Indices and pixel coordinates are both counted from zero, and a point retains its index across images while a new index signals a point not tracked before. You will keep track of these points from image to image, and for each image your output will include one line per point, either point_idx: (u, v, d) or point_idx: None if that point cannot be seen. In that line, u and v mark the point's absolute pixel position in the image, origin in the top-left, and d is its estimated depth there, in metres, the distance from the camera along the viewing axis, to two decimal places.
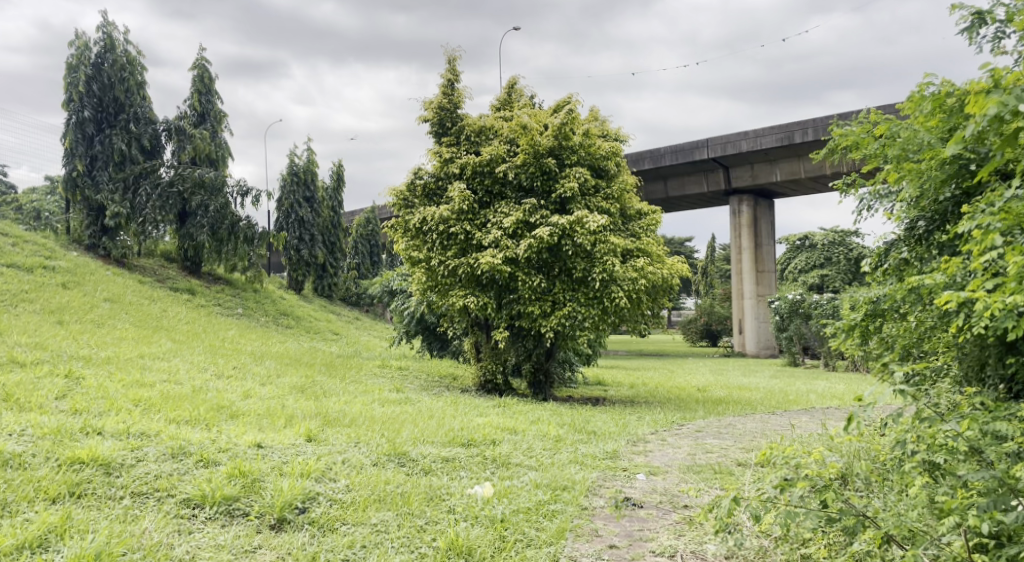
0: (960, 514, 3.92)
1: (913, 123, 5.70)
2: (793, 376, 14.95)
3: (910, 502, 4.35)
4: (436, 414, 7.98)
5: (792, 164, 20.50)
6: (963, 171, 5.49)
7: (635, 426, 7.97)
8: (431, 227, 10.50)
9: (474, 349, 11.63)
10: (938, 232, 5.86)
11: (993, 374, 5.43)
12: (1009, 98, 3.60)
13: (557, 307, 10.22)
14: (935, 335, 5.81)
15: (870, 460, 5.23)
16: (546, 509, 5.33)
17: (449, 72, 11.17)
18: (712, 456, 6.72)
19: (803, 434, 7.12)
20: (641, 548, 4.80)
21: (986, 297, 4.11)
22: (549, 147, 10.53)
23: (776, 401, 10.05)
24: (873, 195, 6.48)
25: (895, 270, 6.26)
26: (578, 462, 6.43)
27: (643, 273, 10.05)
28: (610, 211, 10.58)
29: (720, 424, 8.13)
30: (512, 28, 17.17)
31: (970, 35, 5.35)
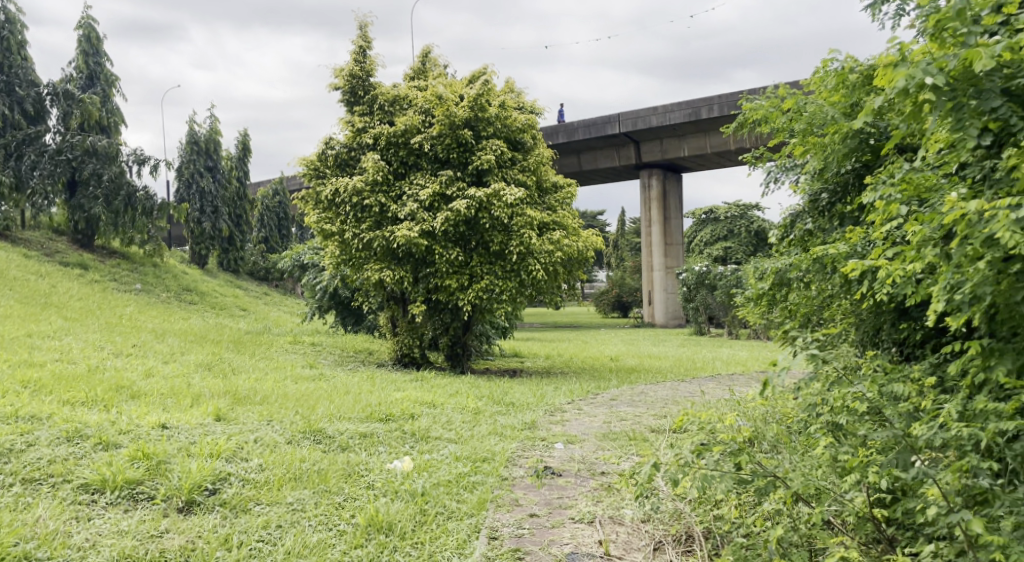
0: (861, 471, 4.10)
1: (819, 98, 5.89)
2: (701, 344, 15.45)
3: (815, 462, 4.55)
4: (353, 389, 7.86)
5: (699, 139, 21.03)
6: (864, 146, 5.70)
7: (552, 396, 8.04)
8: (344, 198, 10.23)
9: (390, 323, 11.44)
10: (840, 204, 6.13)
11: (887, 339, 5.72)
12: (916, 70, 3.66)
13: (474, 280, 10.18)
14: (837, 303, 6.09)
15: (778, 422, 5.41)
16: (466, 481, 5.32)
17: (360, 38, 10.88)
18: (627, 423, 6.86)
19: (711, 400, 7.36)
20: (560, 516, 4.85)
21: (888, 265, 4.28)
22: (465, 118, 10.40)
23: (685, 368, 10.39)
24: (779, 168, 6.71)
25: (799, 241, 6.54)
26: (497, 433, 6.45)
27: (559, 246, 10.16)
28: (526, 183, 10.59)
29: (634, 392, 8.29)
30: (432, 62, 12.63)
31: (874, 12, 5.51)
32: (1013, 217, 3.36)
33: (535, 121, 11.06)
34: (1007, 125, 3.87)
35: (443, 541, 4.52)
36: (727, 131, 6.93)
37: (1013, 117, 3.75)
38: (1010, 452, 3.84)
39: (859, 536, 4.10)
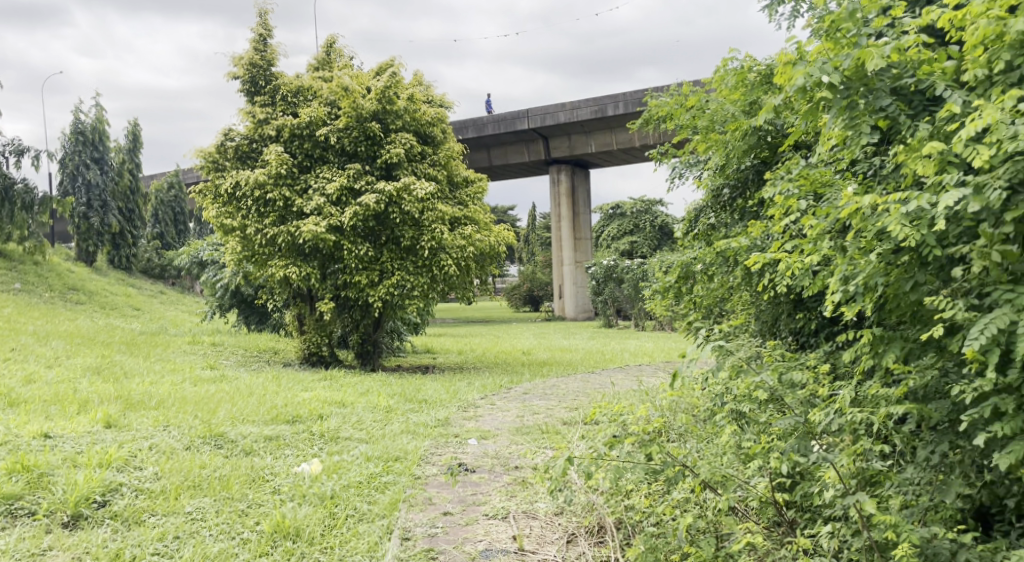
0: (763, 457, 4.21)
1: (721, 96, 6.04)
2: (609, 336, 15.74)
3: (721, 450, 4.64)
4: (257, 391, 7.60)
5: (605, 135, 21.39)
6: (763, 142, 5.87)
7: (465, 392, 7.99)
8: (245, 192, 9.90)
9: (296, 321, 11.15)
10: (741, 199, 6.35)
11: (785, 328, 5.93)
12: (814, 69, 3.81)
13: (385, 276, 10.02)
14: (739, 294, 6.26)
15: (686, 411, 5.53)
16: (378, 482, 5.23)
17: (260, 26, 10.54)
18: (540, 416, 6.88)
19: (620, 391, 7.47)
20: (474, 513, 4.82)
21: (788, 257, 4.43)
22: (372, 111, 10.23)
23: (595, 360, 10.55)
24: (684, 163, 6.89)
25: (703, 235, 6.72)
26: (410, 432, 6.36)
27: (471, 241, 10.14)
28: (437, 178, 10.52)
29: (545, 385, 8.34)
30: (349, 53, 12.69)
31: (771, 12, 5.68)
32: (904, 211, 3.50)
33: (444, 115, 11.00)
34: (894, 124, 4.03)
35: (354, 545, 4.41)
36: (634, 127, 7.03)
37: (900, 116, 3.90)
38: (900, 435, 4.02)
39: (763, 520, 4.20)
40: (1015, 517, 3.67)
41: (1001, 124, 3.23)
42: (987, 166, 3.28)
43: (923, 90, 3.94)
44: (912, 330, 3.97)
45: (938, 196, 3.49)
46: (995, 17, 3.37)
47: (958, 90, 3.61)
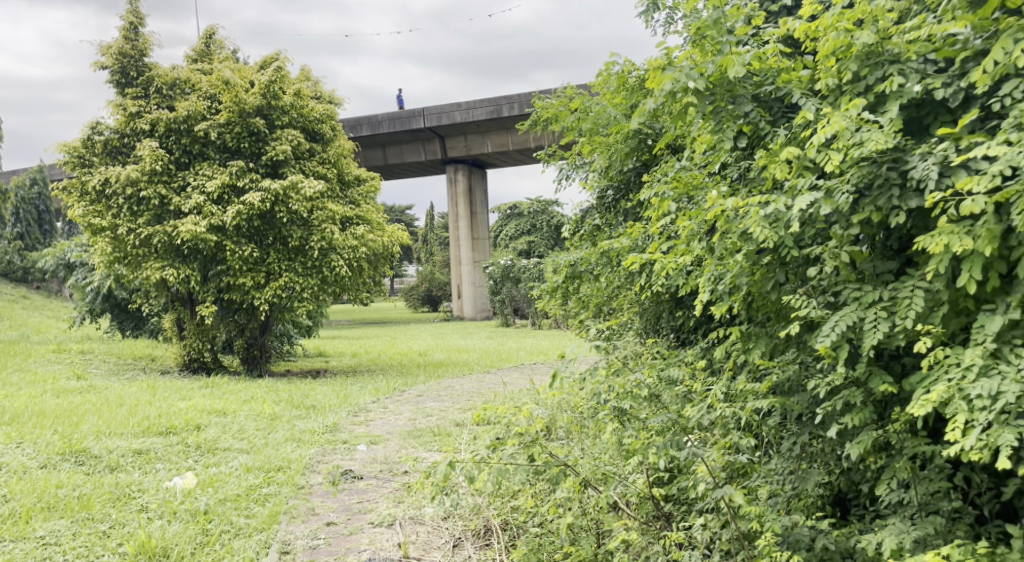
0: (643, 452, 4.25)
1: (604, 99, 6.17)
2: (505, 335, 15.86)
3: (605, 447, 4.69)
4: (127, 401, 7.28)
5: (502, 136, 21.58)
6: (643, 145, 6.02)
7: (356, 396, 7.88)
8: (117, 189, 9.53)
9: (175, 326, 10.76)
10: (624, 200, 6.56)
11: (667, 325, 6.08)
12: (681, 74, 3.93)
13: (272, 277, 9.78)
14: (622, 293, 6.40)
15: (571, 409, 5.63)
16: (258, 494, 5.09)
17: (131, 14, 10.14)
18: (432, 419, 6.86)
19: (512, 391, 7.52)
20: (358, 521, 4.75)
21: (663, 257, 4.58)
22: (256, 106, 9.97)
23: (491, 360, 10.58)
24: (571, 165, 7.01)
25: (590, 236, 6.86)
26: (295, 440, 6.22)
27: (363, 241, 10.04)
28: (327, 176, 10.39)
29: (439, 387, 8.32)
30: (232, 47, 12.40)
31: (647, 17, 5.83)
32: (763, 214, 3.68)
33: (333, 112, 10.88)
34: (757, 129, 4.25)
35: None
36: (521, 128, 7.09)
37: (762, 122, 4.13)
38: (768, 427, 4.21)
39: (642, 515, 4.27)
40: (868, 501, 3.93)
41: (848, 131, 3.49)
42: (837, 171, 3.56)
43: (781, 98, 4.20)
44: (776, 328, 4.18)
45: (793, 199, 3.71)
46: (843, 29, 3.66)
47: (812, 98, 3.88)
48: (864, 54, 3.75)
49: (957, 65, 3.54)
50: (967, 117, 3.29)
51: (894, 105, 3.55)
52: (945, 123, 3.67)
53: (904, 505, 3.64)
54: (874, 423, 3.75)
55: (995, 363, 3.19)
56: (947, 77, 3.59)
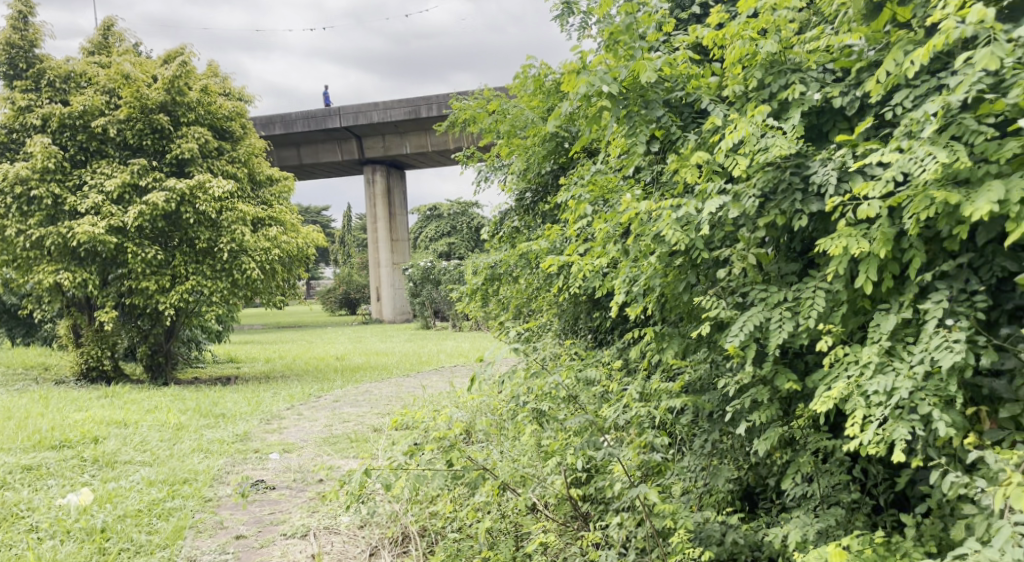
0: (561, 454, 4.26)
1: (520, 102, 6.21)
2: (425, 337, 15.77)
3: (522, 449, 4.69)
4: (18, 413, 6.92)
5: (421, 137, 21.48)
6: (560, 149, 6.09)
7: (268, 403, 7.69)
8: (5, 189, 9.05)
9: (72, 332, 10.30)
10: (542, 203, 6.63)
11: (585, 326, 6.16)
12: (595, 78, 3.96)
13: (178, 281, 9.44)
14: (540, 295, 6.44)
15: (490, 412, 5.62)
16: (161, 509, 4.91)
17: (20, 3, 9.67)
18: (349, 424, 6.75)
19: (431, 394, 7.47)
20: (270, 533, 4.63)
21: (579, 259, 4.63)
22: (160, 102, 9.63)
23: (410, 363, 10.49)
24: (489, 168, 7.03)
25: (509, 238, 6.89)
26: (202, 450, 6.03)
27: (276, 243, 9.86)
28: (236, 175, 10.15)
29: (357, 392, 8.19)
30: (134, 41, 11.98)
31: (563, 22, 5.88)
32: (675, 217, 3.76)
33: (243, 109, 10.63)
34: (668, 134, 4.35)
35: None
36: (438, 130, 7.05)
37: (672, 126, 4.22)
38: (681, 426, 4.30)
39: (560, 516, 4.29)
40: (775, 495, 4.06)
41: (753, 136, 3.61)
42: (744, 175, 3.67)
43: (691, 103, 4.31)
44: (688, 328, 4.29)
45: (703, 203, 3.80)
46: (748, 38, 3.80)
47: (720, 104, 4.00)
48: (768, 62, 3.91)
49: (853, 74, 3.71)
50: (862, 125, 3.44)
51: (796, 112, 3.69)
52: (843, 130, 3.84)
53: (808, 498, 3.77)
54: (779, 419, 3.88)
55: (890, 359, 3.35)
56: (844, 86, 3.76)
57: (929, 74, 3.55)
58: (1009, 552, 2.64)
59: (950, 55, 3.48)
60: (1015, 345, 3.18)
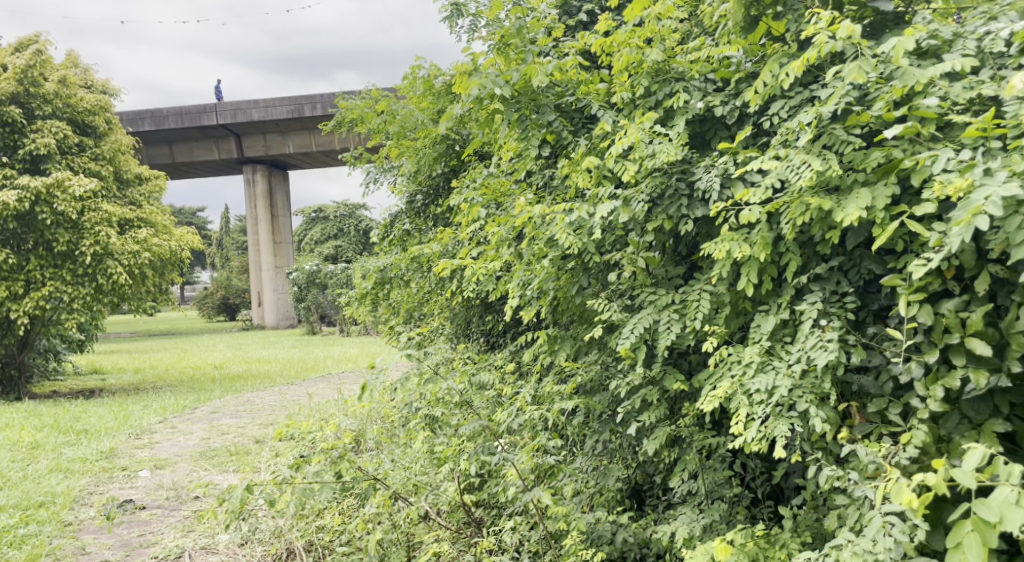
0: (454, 460, 4.20)
1: (410, 102, 6.14)
2: (310, 343, 15.35)
3: (414, 457, 4.62)
4: None
5: (304, 137, 20.95)
6: (450, 151, 6.08)
7: (138, 417, 7.26)
8: None
9: None
10: (433, 206, 6.60)
11: (477, 330, 6.15)
12: (487, 80, 3.93)
13: (33, 286, 8.86)
14: (432, 299, 6.38)
15: (379, 420, 5.51)
16: (12, 536, 4.53)
17: None
18: (228, 437, 6.47)
19: (318, 402, 7.27)
20: (140, 557, 4.37)
21: (473, 263, 4.63)
22: (11, 93, 8.99)
23: (295, 370, 10.17)
24: (378, 169, 6.91)
25: (399, 241, 6.78)
26: (62, 471, 5.62)
27: (146, 246, 9.32)
28: (100, 173, 9.57)
29: (238, 402, 7.86)
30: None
31: (452, 23, 5.85)
32: (568, 221, 3.80)
33: (107, 103, 10.04)
34: (559, 138, 4.41)
35: None
36: (324, 129, 6.88)
37: (563, 131, 4.29)
38: (573, 429, 4.33)
39: (452, 522, 4.25)
40: (663, 492, 4.16)
41: (642, 142, 3.68)
42: (633, 181, 3.74)
43: (581, 108, 4.38)
44: (580, 330, 4.37)
45: (595, 207, 3.86)
46: (635, 46, 3.88)
47: (609, 110, 4.08)
48: (653, 70, 4.01)
49: (732, 84, 3.86)
50: (743, 134, 3.57)
51: (681, 120, 3.80)
52: (724, 138, 3.99)
53: (694, 495, 3.87)
54: (667, 419, 3.98)
55: (770, 359, 3.49)
56: (724, 96, 3.90)
57: (802, 86, 3.73)
58: (881, 543, 2.76)
59: (820, 68, 3.66)
60: (881, 343, 3.36)
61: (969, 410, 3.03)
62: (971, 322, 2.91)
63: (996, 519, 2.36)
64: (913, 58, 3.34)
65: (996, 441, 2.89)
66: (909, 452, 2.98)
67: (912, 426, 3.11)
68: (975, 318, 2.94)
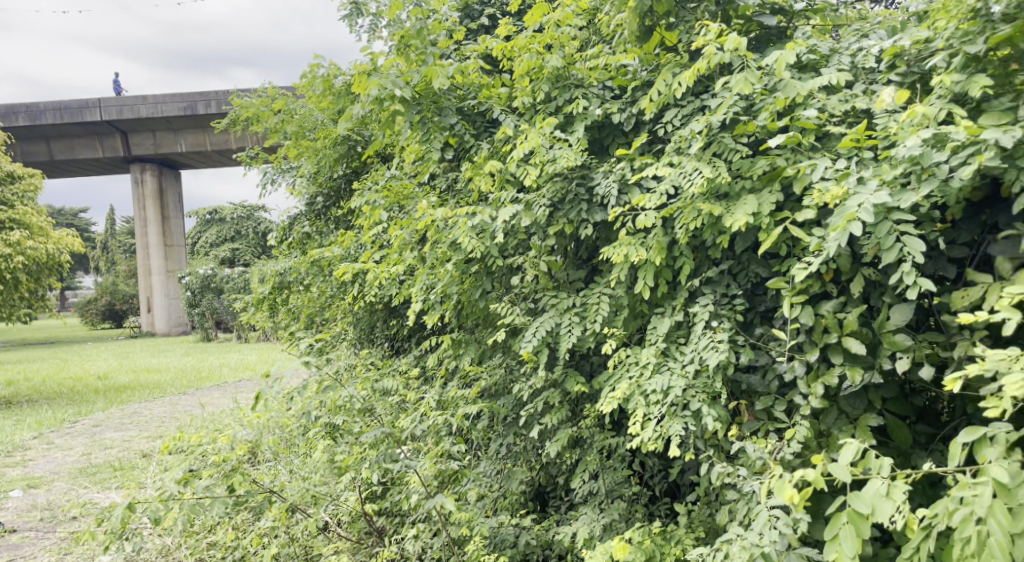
0: (355, 469, 4.14)
1: (308, 102, 6.03)
2: (204, 351, 14.81)
3: (314, 466, 4.53)
4: None
5: (197, 135, 20.14)
6: (352, 152, 5.99)
7: (11, 433, 6.83)
8: None
9: None
10: (334, 208, 6.50)
11: (381, 335, 6.07)
12: (387, 81, 3.89)
13: None
14: (333, 304, 6.27)
15: (277, 429, 5.37)
16: None
17: None
18: (112, 451, 6.17)
19: (211, 412, 7.02)
20: None
21: (375, 266, 4.58)
22: None
23: (187, 379, 9.79)
24: (275, 170, 6.74)
25: (299, 244, 6.63)
26: None
27: (19, 249, 8.80)
28: None
29: (123, 414, 7.51)
30: None
31: (351, 22, 5.77)
32: (470, 225, 3.82)
33: None
34: (462, 142, 4.42)
35: None
36: (218, 128, 6.66)
37: (465, 134, 4.31)
38: (478, 433, 4.33)
39: (353, 533, 4.18)
40: (565, 493, 4.23)
41: (542, 147, 3.73)
42: (534, 185, 3.79)
43: (483, 112, 4.41)
44: (484, 334, 4.39)
45: (497, 211, 3.89)
46: (535, 51, 3.92)
47: (511, 115, 4.12)
48: (554, 76, 4.06)
49: (629, 92, 3.95)
50: (639, 140, 3.66)
51: (580, 126, 3.87)
52: (621, 144, 4.08)
53: (595, 495, 3.95)
54: (569, 420, 4.04)
55: (665, 360, 3.58)
56: (621, 103, 3.99)
57: (694, 95, 3.85)
58: (767, 535, 2.88)
59: (710, 79, 3.79)
60: (767, 343, 3.51)
61: (846, 406, 3.19)
62: (848, 322, 3.07)
63: (869, 510, 2.48)
64: (794, 71, 3.49)
65: (870, 435, 3.06)
66: (793, 447, 3.13)
67: (795, 423, 3.26)
68: (852, 319, 3.11)
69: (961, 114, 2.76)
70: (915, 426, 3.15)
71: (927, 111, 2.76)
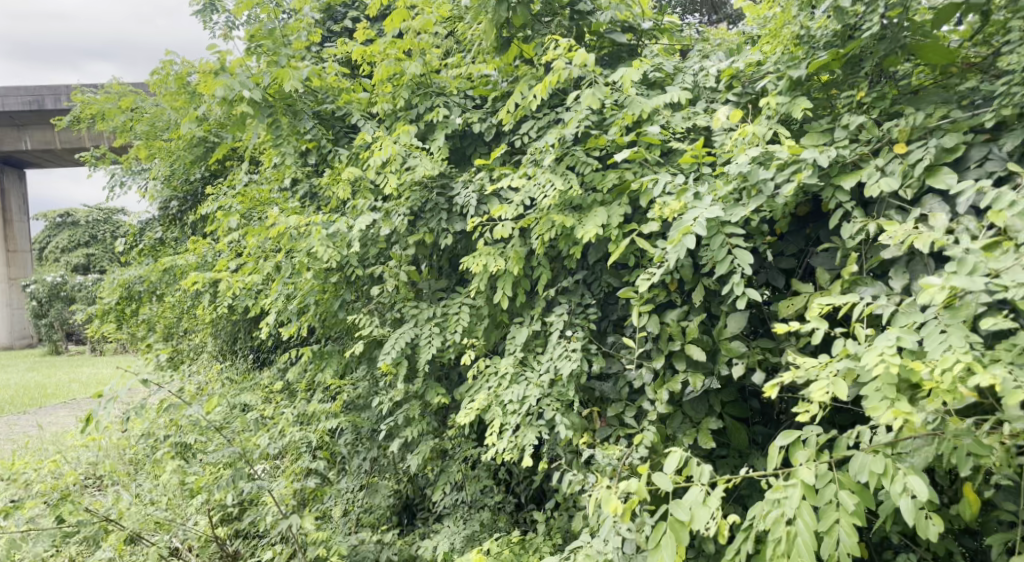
0: (207, 491, 3.96)
1: (160, 100, 5.75)
2: (51, 365, 13.85)
3: (162, 488, 4.27)
4: None
5: (45, 133, 18.17)
6: (208, 154, 5.76)
7: None
8: None
9: None
10: (190, 212, 6.24)
11: (244, 346, 5.80)
12: (235, 82, 3.77)
13: None
14: (190, 314, 6.02)
15: (122, 449, 5.07)
16: None
17: None
18: None
19: (53, 432, 6.56)
20: None
21: (229, 274, 4.42)
22: None
23: (29, 397, 9.12)
24: (125, 172, 6.39)
25: (151, 251, 6.31)
26: None
27: None
28: None
29: None
30: None
31: (205, 19, 5.54)
32: (325, 233, 3.77)
33: None
34: (321, 147, 4.33)
35: None
36: (59, 125, 6.25)
37: (323, 139, 4.23)
38: (342, 448, 4.22)
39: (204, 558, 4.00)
40: (431, 505, 4.20)
41: (399, 156, 3.71)
42: (393, 194, 3.77)
43: (342, 117, 4.34)
44: (346, 345, 4.32)
45: (354, 219, 3.86)
46: (393, 58, 3.90)
47: (370, 121, 4.09)
48: (414, 83, 4.03)
49: (489, 102, 3.99)
50: (496, 151, 3.70)
51: (439, 135, 3.87)
52: (482, 154, 4.10)
53: (458, 506, 3.97)
54: (432, 432, 4.04)
55: (522, 370, 3.62)
56: (482, 113, 4.01)
57: (550, 108, 3.92)
58: (613, 541, 2.96)
59: (566, 92, 3.87)
60: (619, 351, 3.61)
61: (689, 410, 3.32)
62: (690, 330, 3.21)
63: (686, 518, 2.60)
64: (642, 88, 3.62)
65: (710, 438, 3.21)
66: (641, 452, 3.22)
67: (643, 428, 3.36)
68: (694, 327, 3.24)
69: (786, 134, 2.93)
70: (753, 427, 3.31)
71: (756, 130, 2.92)
